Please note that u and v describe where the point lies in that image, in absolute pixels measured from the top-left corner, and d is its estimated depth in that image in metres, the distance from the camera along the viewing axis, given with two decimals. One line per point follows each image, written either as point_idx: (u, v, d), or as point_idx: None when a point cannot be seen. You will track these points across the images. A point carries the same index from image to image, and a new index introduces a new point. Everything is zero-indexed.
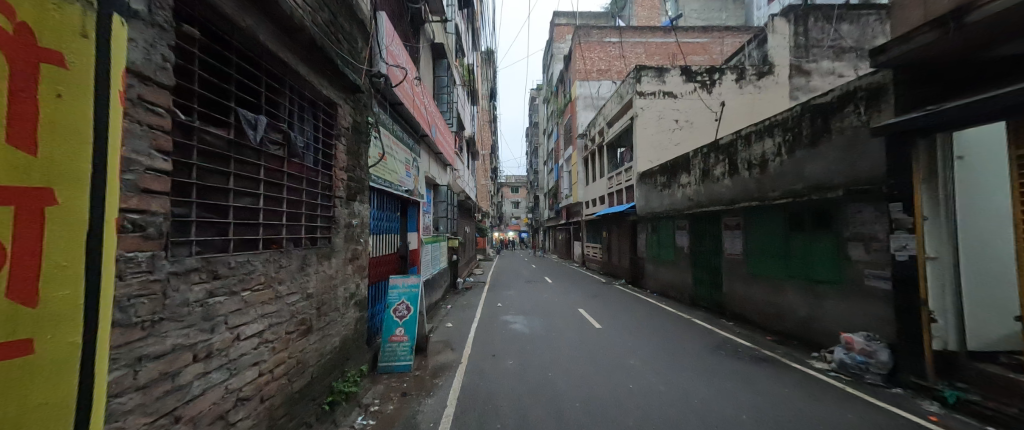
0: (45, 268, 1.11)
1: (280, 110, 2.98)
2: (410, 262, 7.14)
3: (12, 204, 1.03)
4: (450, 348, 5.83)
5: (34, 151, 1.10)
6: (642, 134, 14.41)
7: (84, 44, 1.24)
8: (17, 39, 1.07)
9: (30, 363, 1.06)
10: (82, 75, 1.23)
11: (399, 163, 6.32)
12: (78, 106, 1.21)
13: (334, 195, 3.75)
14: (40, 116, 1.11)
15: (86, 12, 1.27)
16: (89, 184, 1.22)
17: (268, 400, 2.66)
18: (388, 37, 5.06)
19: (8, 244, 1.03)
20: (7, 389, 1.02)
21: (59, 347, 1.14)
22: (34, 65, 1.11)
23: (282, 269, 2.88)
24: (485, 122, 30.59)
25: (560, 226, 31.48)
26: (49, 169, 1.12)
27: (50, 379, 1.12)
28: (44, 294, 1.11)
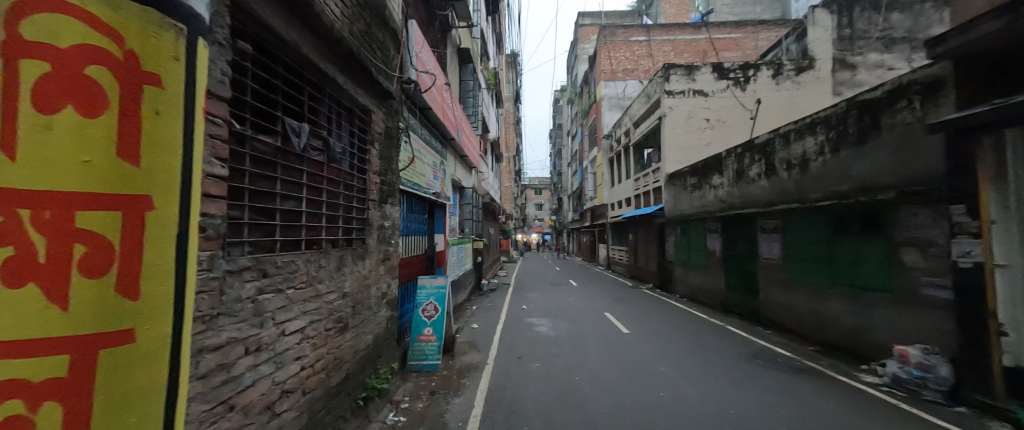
0: (143, 266, 1.23)
1: (321, 119, 3.14)
2: (438, 262, 7.31)
3: (118, 209, 1.16)
4: (477, 350, 5.89)
5: (132, 160, 1.20)
6: (670, 134, 13.96)
7: (175, 68, 1.35)
8: (125, 64, 1.19)
9: (132, 350, 1.18)
10: (174, 96, 1.35)
11: (427, 167, 6.49)
12: (169, 121, 1.32)
13: (368, 198, 3.90)
14: (142, 132, 1.23)
15: (179, 39, 1.37)
16: (177, 191, 1.34)
17: (309, 393, 2.80)
18: (417, 44, 5.22)
19: (116, 242, 1.15)
20: (114, 373, 1.13)
21: (152, 337, 1.26)
22: (138, 88, 1.22)
23: (322, 268, 3.02)
24: (509, 124, 30.79)
25: (584, 228, 31.05)
26: (147, 179, 1.24)
27: (142, 367, 1.22)
28: (143, 288, 1.22)
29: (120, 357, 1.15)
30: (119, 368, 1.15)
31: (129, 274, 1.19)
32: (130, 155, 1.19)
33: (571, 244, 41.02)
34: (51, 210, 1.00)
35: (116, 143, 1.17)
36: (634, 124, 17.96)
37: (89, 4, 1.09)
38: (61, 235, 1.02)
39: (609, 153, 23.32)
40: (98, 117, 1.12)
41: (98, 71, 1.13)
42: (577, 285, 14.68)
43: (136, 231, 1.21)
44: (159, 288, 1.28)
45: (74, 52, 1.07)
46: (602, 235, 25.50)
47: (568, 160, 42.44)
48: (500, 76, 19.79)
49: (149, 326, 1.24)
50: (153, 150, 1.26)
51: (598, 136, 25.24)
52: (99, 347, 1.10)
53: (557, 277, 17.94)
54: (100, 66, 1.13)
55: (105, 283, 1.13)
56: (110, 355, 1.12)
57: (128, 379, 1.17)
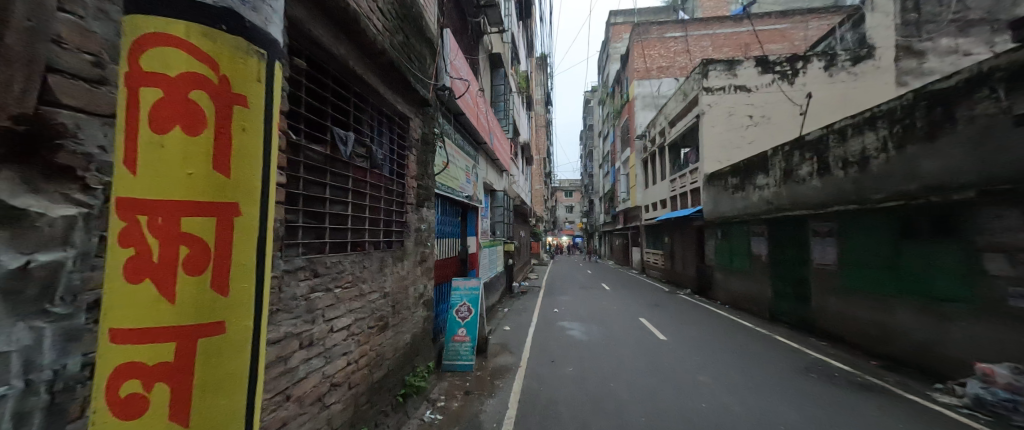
0: (232, 268, 1.28)
1: (365, 127, 3.32)
2: (471, 264, 7.45)
3: (212, 216, 1.22)
4: (510, 352, 5.93)
5: (220, 170, 1.24)
6: (709, 132, 13.30)
7: (259, 89, 1.36)
8: (219, 88, 1.24)
9: (219, 343, 1.22)
10: (259, 115, 1.37)
11: (460, 171, 6.64)
12: (254, 139, 1.35)
13: (406, 202, 4.06)
14: (233, 147, 1.28)
15: (266, 63, 1.41)
16: (259, 203, 1.36)
17: (354, 387, 2.96)
18: (451, 52, 5.38)
19: (210, 243, 1.21)
20: (204, 365, 1.18)
21: (239, 334, 1.28)
22: (229, 108, 1.27)
23: (365, 269, 3.18)
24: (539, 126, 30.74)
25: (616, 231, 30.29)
26: (235, 186, 1.28)
27: (225, 366, 1.24)
28: (231, 285, 1.27)
29: (211, 352, 1.20)
30: (208, 362, 1.19)
31: (218, 276, 1.23)
32: (219, 164, 1.23)
33: (602, 247, 40.15)
34: (159, 216, 1.11)
35: (213, 157, 1.23)
36: (670, 123, 17.33)
37: (192, 36, 1.18)
38: (166, 237, 1.11)
39: (643, 154, 22.65)
40: (198, 132, 1.19)
41: (198, 93, 1.19)
42: (609, 290, 14.35)
43: (225, 236, 1.25)
44: (246, 287, 1.32)
45: (181, 81, 1.17)
46: (636, 238, 24.78)
47: (599, 161, 41.64)
48: (530, 79, 19.85)
49: (235, 327, 1.28)
50: (241, 161, 1.30)
51: (631, 137, 24.59)
52: (195, 342, 1.17)
53: (589, 280, 17.59)
54: (200, 90, 1.20)
55: (200, 285, 1.18)
56: (206, 343, 1.18)
57: (216, 373, 1.21)
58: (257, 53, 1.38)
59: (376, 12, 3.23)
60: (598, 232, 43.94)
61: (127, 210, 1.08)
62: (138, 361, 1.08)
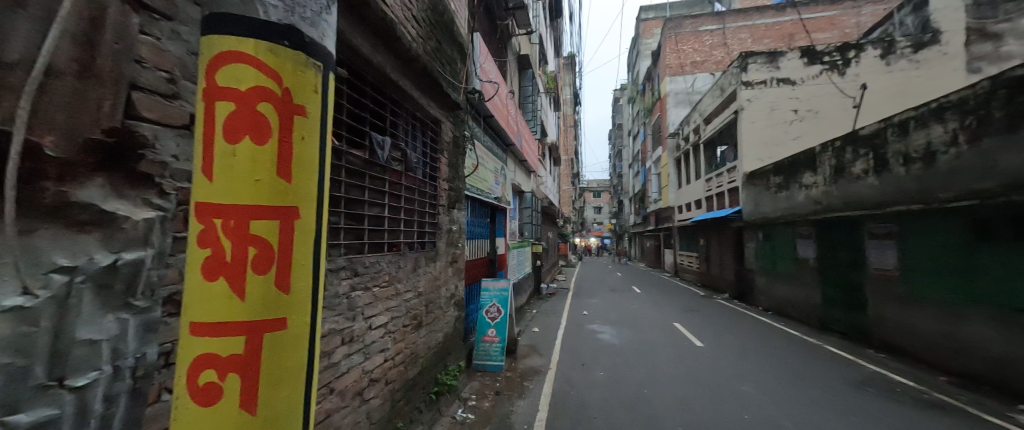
0: (294, 270, 1.10)
1: (399, 132, 3.42)
2: (499, 265, 7.51)
3: (276, 218, 1.05)
4: (539, 354, 5.91)
5: (289, 179, 1.08)
6: (748, 129, 12.53)
7: (315, 101, 1.15)
8: (283, 100, 1.06)
9: (280, 346, 1.06)
10: (318, 128, 1.17)
11: (489, 172, 6.70)
12: (313, 151, 1.15)
13: (438, 204, 4.15)
14: (294, 154, 1.09)
15: (328, 74, 1.22)
16: (318, 215, 1.18)
17: (390, 384, 3.06)
18: (481, 56, 5.48)
19: (274, 244, 1.05)
20: (266, 371, 1.02)
21: (297, 339, 1.11)
22: (290, 119, 1.08)
23: (400, 269, 3.28)
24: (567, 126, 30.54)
25: (648, 232, 29.39)
26: (301, 196, 1.12)
27: (283, 378, 1.07)
28: (292, 285, 1.10)
29: (273, 371, 1.04)
30: (272, 367, 1.04)
31: (286, 287, 1.08)
32: (288, 170, 1.08)
33: (633, 249, 39.13)
34: (234, 219, 0.99)
35: (278, 162, 1.06)
36: (706, 120, 16.62)
37: (260, 52, 1.01)
38: (237, 239, 0.98)
39: (676, 152, 21.86)
40: (269, 142, 1.03)
41: (268, 108, 1.02)
42: (640, 293, 13.95)
43: (291, 250, 1.09)
44: (305, 285, 1.14)
45: (251, 93, 1.01)
46: (668, 240, 23.92)
47: (630, 161, 40.55)
48: (557, 79, 19.77)
49: (297, 349, 1.11)
50: (303, 164, 1.12)
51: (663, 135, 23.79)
52: (260, 355, 1.02)
53: (619, 283, 17.18)
54: (268, 104, 1.03)
55: (268, 293, 1.03)
56: (271, 341, 1.04)
57: (273, 400, 1.04)
58: (325, 71, 1.19)
59: (409, 20, 3.33)
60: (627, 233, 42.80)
61: (203, 214, 0.97)
62: (203, 373, 0.96)
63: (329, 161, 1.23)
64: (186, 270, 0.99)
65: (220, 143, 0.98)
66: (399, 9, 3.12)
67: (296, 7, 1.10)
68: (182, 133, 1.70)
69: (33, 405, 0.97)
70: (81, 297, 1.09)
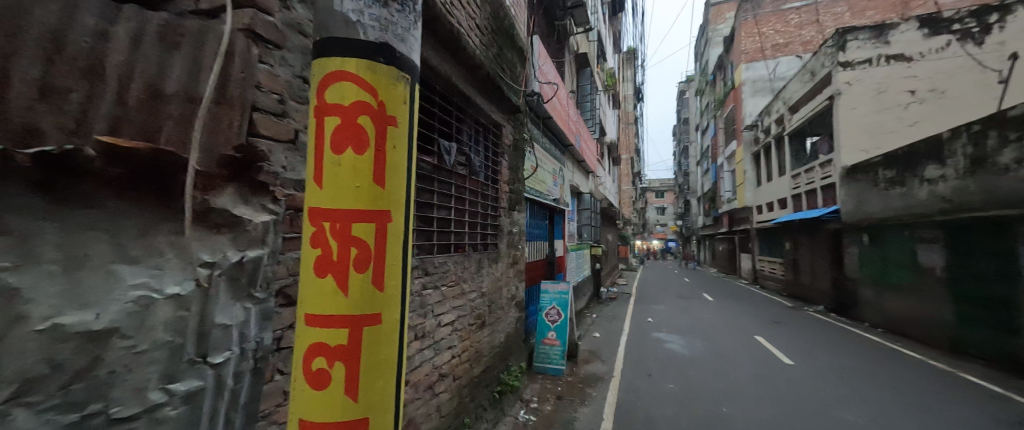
0: (387, 270, 1.17)
1: (464, 137, 3.56)
2: (558, 268, 7.44)
3: (371, 222, 1.13)
4: (601, 360, 5.73)
5: (383, 184, 1.15)
6: (849, 115, 11.17)
7: (404, 112, 1.20)
8: (378, 112, 1.13)
9: (375, 340, 1.14)
10: (406, 137, 1.22)
11: (548, 174, 6.71)
12: (402, 158, 1.21)
13: (500, 206, 4.23)
14: (385, 162, 1.16)
15: (416, 85, 1.27)
16: (406, 217, 1.24)
17: (458, 380, 3.18)
18: (540, 58, 5.51)
19: (371, 245, 1.13)
20: (363, 361, 1.10)
21: (389, 334, 1.18)
22: (384, 129, 1.15)
23: (465, 269, 3.40)
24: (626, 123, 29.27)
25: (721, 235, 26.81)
26: (394, 200, 1.18)
27: (377, 371, 1.14)
28: (385, 285, 1.17)
29: (371, 362, 1.12)
30: (367, 358, 1.12)
31: (381, 285, 1.15)
32: (382, 177, 1.15)
33: (703, 254, 35.95)
34: (340, 222, 1.10)
35: (373, 171, 1.13)
36: (793, 109, 14.85)
37: (361, 70, 1.10)
38: (342, 240, 1.09)
39: (755, 146, 19.74)
40: (367, 152, 1.11)
41: (366, 120, 1.10)
42: (713, 300, 12.81)
43: (385, 249, 1.17)
44: (396, 284, 1.21)
45: (353, 108, 1.10)
46: (746, 244, 21.62)
47: (697, 157, 37.60)
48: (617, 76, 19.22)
49: (389, 343, 1.18)
50: (393, 171, 1.18)
51: (738, 128, 21.71)
52: (360, 347, 1.10)
53: (687, 290, 15.97)
54: (366, 116, 1.11)
55: (366, 289, 1.11)
56: (369, 334, 1.13)
57: (371, 390, 1.12)
58: (416, 80, 1.25)
59: (473, 29, 3.46)
60: (695, 236, 39.56)
61: (316, 217, 1.11)
62: (316, 359, 1.08)
63: (415, 167, 1.28)
64: (303, 268, 1.13)
65: (330, 155, 1.09)
66: (464, 18, 3.25)
67: (389, 26, 1.18)
68: (291, 147, 2.00)
69: (185, 377, 1.37)
70: (211, 289, 1.46)
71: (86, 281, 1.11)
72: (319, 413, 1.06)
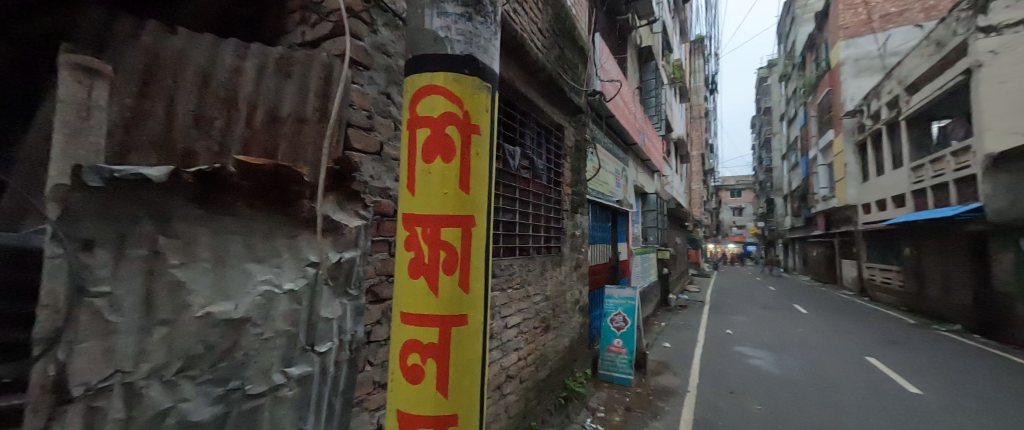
0: (471, 273, 1.20)
1: (528, 141, 3.60)
2: (622, 272, 7.15)
3: (457, 226, 1.17)
4: (673, 372, 5.35)
5: (467, 190, 1.19)
6: (992, 92, 9.07)
7: (486, 120, 1.23)
8: (463, 121, 1.17)
9: (462, 340, 1.17)
10: (488, 143, 1.25)
11: (611, 175, 6.49)
12: (484, 164, 1.23)
13: (563, 209, 4.19)
14: (469, 168, 1.19)
15: (495, 92, 1.29)
16: (488, 222, 1.26)
17: (524, 382, 3.21)
18: (602, 56, 5.37)
19: (457, 248, 1.17)
20: (451, 360, 1.15)
21: (474, 335, 1.20)
22: (468, 138, 1.19)
23: (530, 272, 3.42)
24: (695, 117, 27.14)
25: (816, 238, 23.31)
26: (478, 204, 1.21)
27: (464, 371, 1.17)
28: (470, 287, 1.20)
29: (459, 361, 1.16)
30: (454, 357, 1.15)
31: (467, 286, 1.19)
32: (467, 183, 1.19)
33: (792, 260, 31.56)
34: (430, 227, 1.17)
35: (459, 178, 1.18)
36: (912, 88, 12.49)
37: (448, 83, 1.17)
38: (433, 243, 1.16)
39: (859, 135, 16.92)
40: (454, 160, 1.17)
41: (453, 130, 1.16)
42: (808, 313, 11.21)
43: (470, 253, 1.20)
44: (479, 287, 1.23)
45: (441, 119, 1.16)
46: (849, 249, 18.54)
47: (782, 150, 33.35)
48: (685, 68, 18.06)
49: (474, 344, 1.21)
50: (476, 176, 1.21)
51: (836, 115, 18.83)
52: (449, 346, 1.16)
53: (773, 300, 14.21)
54: (453, 126, 1.16)
55: (454, 291, 1.16)
56: (457, 334, 1.17)
57: (460, 388, 1.16)
58: (497, 88, 1.27)
59: (536, 33, 3.49)
60: (782, 239, 34.98)
61: (410, 223, 1.20)
62: (411, 355, 1.16)
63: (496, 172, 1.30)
64: (399, 270, 1.23)
65: (421, 165, 1.17)
66: (527, 23, 3.29)
67: (473, 38, 1.22)
68: (377, 157, 2.19)
69: (298, 362, 1.58)
70: (317, 285, 1.67)
71: (228, 277, 1.37)
72: (415, 406, 1.14)
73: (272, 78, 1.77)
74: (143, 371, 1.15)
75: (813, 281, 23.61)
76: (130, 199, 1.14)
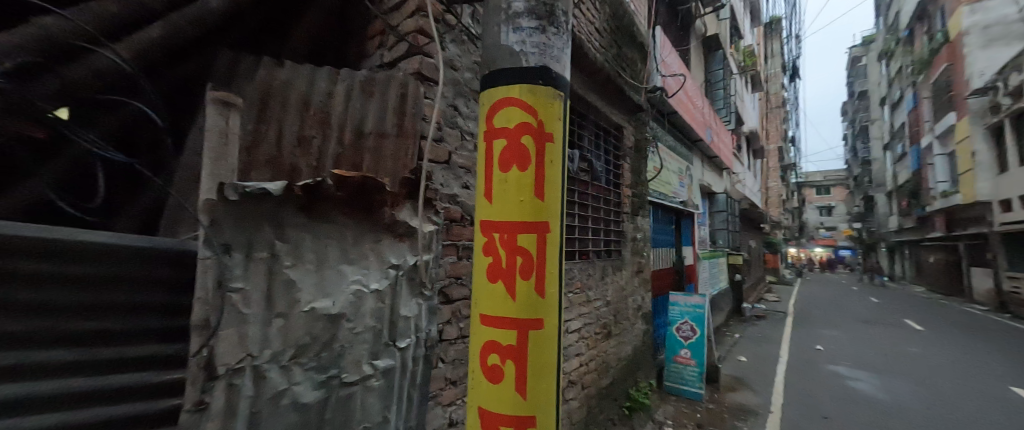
0: (546, 277, 1.22)
1: (586, 143, 3.56)
2: (687, 278, 6.70)
3: (532, 232, 1.20)
4: (752, 390, 4.86)
5: (542, 197, 1.21)
6: None
7: (558, 127, 1.24)
8: (537, 130, 1.20)
9: (538, 344, 1.20)
10: (560, 150, 1.26)
11: (674, 175, 6.13)
12: (556, 171, 1.25)
13: (622, 211, 4.06)
14: (542, 176, 1.21)
15: (566, 100, 1.30)
16: (561, 228, 1.27)
17: (587, 388, 3.17)
18: (663, 50, 5.12)
19: (532, 253, 1.20)
20: (529, 362, 1.18)
21: (549, 340, 1.22)
22: (542, 146, 1.21)
23: (590, 276, 3.36)
24: (771, 107, 24.43)
25: (934, 242, 19.53)
26: (552, 211, 1.23)
27: (541, 374, 1.19)
28: (546, 292, 1.21)
29: (537, 364, 1.19)
30: (531, 360, 1.18)
31: (542, 291, 1.20)
32: (542, 190, 1.21)
33: (901, 267, 26.79)
34: (506, 233, 1.21)
35: (534, 185, 1.20)
36: None
37: (524, 95, 1.21)
38: (509, 248, 1.20)
39: (994, 116, 13.92)
40: (529, 168, 1.20)
41: (528, 139, 1.19)
42: (925, 330, 9.43)
43: (545, 259, 1.21)
44: (553, 292, 1.24)
45: (517, 128, 1.20)
46: (981, 255, 15.26)
47: (884, 139, 28.57)
48: (759, 54, 16.43)
49: (550, 348, 1.22)
50: (550, 184, 1.23)
51: (958, 94, 15.72)
52: (527, 348, 1.19)
53: (875, 313, 12.21)
54: (528, 136, 1.20)
55: (531, 295, 1.19)
56: (535, 337, 1.20)
57: (538, 390, 1.19)
58: (569, 96, 1.29)
59: (593, 34, 3.45)
60: (885, 242, 29.90)
61: (488, 229, 1.26)
62: (490, 355, 1.22)
63: (566, 179, 1.30)
64: (477, 273, 1.30)
65: (498, 174, 1.23)
66: (585, 25, 3.27)
67: (547, 49, 1.25)
68: (446, 166, 2.33)
69: (383, 356, 1.75)
70: (398, 285, 1.83)
71: (327, 276, 1.56)
72: (495, 403, 1.19)
73: (358, 99, 1.99)
74: (267, 356, 1.35)
75: (931, 292, 19.78)
76: (256, 210, 1.36)
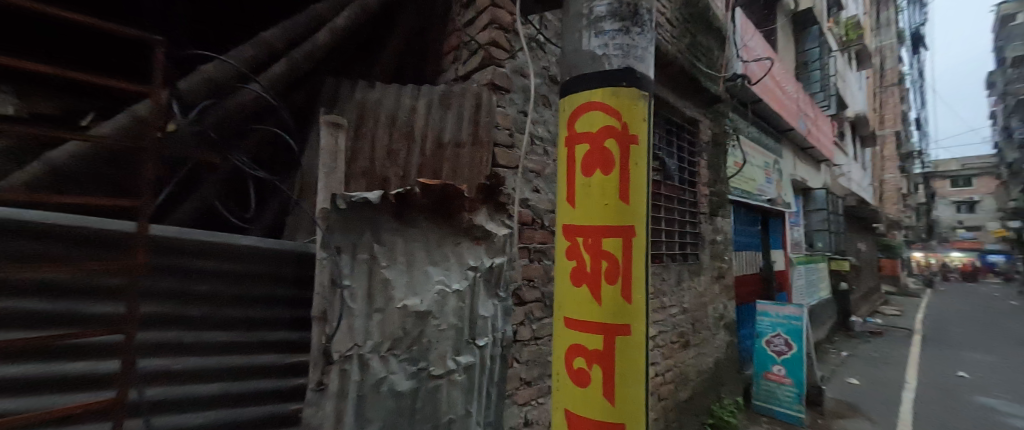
0: (631, 282, 1.18)
1: (658, 141, 3.38)
2: (778, 286, 5.95)
3: (618, 236, 1.17)
4: (867, 419, 4.15)
5: (627, 200, 1.18)
6: None
7: (642, 128, 1.21)
8: (621, 132, 1.18)
9: (625, 350, 1.17)
10: (643, 153, 1.22)
11: (760, 170, 5.51)
12: (640, 173, 1.21)
13: (700, 212, 3.76)
14: (626, 178, 1.19)
15: (648, 100, 1.26)
16: (646, 231, 1.22)
17: (664, 400, 3.01)
18: (744, 33, 4.65)
19: (618, 257, 1.17)
20: (615, 368, 1.15)
21: (636, 347, 1.18)
22: (626, 148, 1.19)
23: (664, 282, 3.17)
24: (885, 84, 20.56)
25: None
26: (637, 214, 1.19)
27: (629, 380, 1.16)
28: (632, 297, 1.18)
29: (624, 370, 1.16)
30: (617, 366, 1.15)
31: (629, 297, 1.17)
32: (627, 193, 1.18)
33: None
34: (590, 237, 1.21)
35: (618, 189, 1.18)
36: None
37: (608, 99, 1.20)
38: (594, 252, 1.20)
39: None
40: (613, 172, 1.18)
41: (612, 143, 1.18)
42: None
43: (631, 262, 1.18)
44: (639, 297, 1.20)
45: (600, 132, 1.19)
46: None
47: None
48: (866, 24, 14.04)
49: (638, 355, 1.18)
50: (634, 186, 1.20)
51: None
52: (615, 354, 1.16)
53: None
54: (611, 139, 1.18)
55: (617, 300, 1.16)
56: (622, 343, 1.16)
57: (627, 399, 1.15)
58: (654, 96, 1.25)
59: (664, 25, 3.27)
60: None
61: (571, 233, 1.28)
62: (576, 358, 1.23)
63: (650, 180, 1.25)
64: (561, 277, 1.32)
65: (581, 178, 1.23)
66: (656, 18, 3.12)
67: (630, 49, 1.23)
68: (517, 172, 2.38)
69: (464, 353, 1.85)
70: (476, 285, 1.93)
71: (416, 276, 1.71)
72: (581, 407, 1.19)
73: (438, 112, 2.16)
74: (369, 346, 1.52)
75: None
76: (360, 216, 1.55)
